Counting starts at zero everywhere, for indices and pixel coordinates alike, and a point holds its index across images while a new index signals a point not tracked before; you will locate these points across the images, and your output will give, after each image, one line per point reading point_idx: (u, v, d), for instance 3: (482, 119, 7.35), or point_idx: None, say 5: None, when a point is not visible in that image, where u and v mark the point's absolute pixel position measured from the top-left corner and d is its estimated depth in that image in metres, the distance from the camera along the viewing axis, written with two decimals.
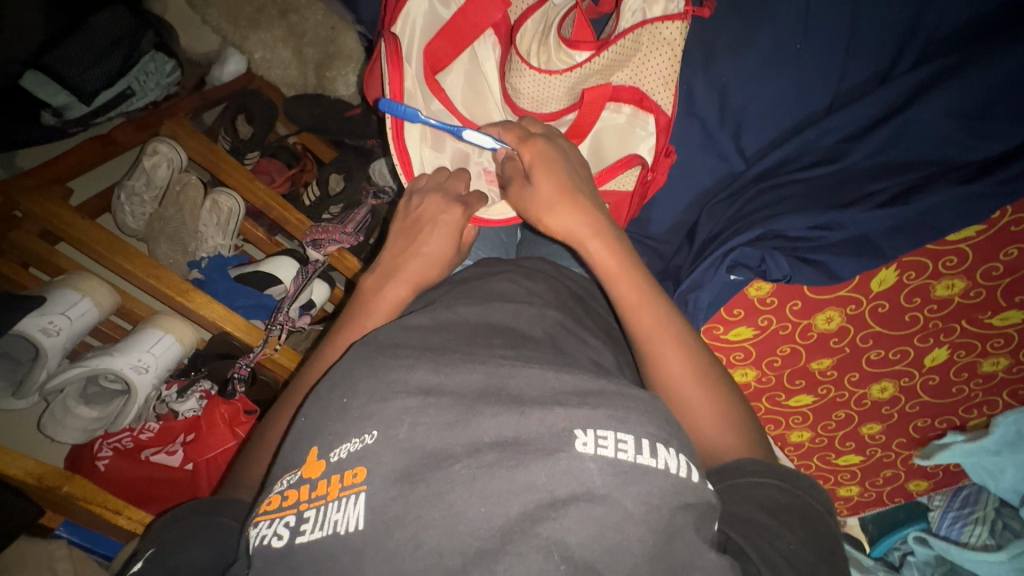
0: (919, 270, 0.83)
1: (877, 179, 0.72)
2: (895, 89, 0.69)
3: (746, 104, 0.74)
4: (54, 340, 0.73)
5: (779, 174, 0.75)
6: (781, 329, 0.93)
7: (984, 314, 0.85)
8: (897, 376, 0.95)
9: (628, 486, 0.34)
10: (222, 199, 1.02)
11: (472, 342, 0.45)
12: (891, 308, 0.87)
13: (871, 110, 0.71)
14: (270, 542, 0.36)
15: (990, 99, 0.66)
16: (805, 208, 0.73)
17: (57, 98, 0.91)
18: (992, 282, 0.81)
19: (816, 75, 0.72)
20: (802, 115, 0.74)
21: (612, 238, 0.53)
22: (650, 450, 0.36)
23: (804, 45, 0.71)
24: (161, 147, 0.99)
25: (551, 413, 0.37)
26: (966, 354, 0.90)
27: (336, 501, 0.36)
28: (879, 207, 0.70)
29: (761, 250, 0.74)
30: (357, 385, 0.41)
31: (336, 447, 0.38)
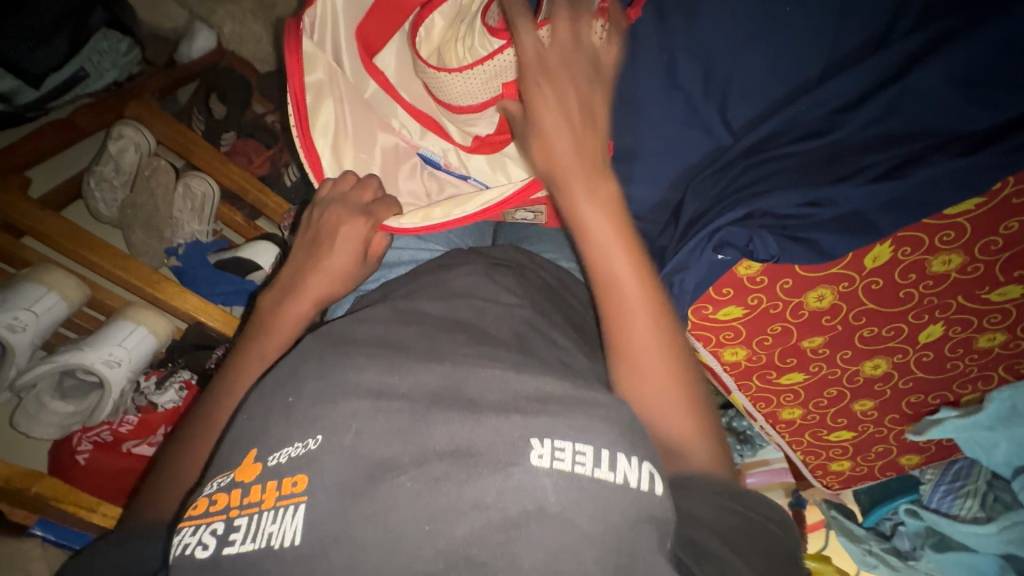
0: (915, 246, 0.79)
1: (870, 151, 0.68)
2: (893, 55, 0.65)
3: (732, 73, 0.69)
4: (21, 336, 0.72)
5: (771, 147, 0.71)
6: (771, 308, 0.91)
7: (982, 289, 0.82)
8: (891, 353, 0.93)
9: (580, 493, 0.33)
10: (195, 182, 0.99)
11: (434, 338, 0.43)
12: (885, 286, 0.84)
13: (866, 77, 0.66)
14: (194, 551, 0.34)
15: (993, 64, 0.62)
16: (793, 184, 0.69)
17: (4, 82, 0.87)
18: (990, 256, 0.78)
19: (808, 40, 0.67)
20: (793, 83, 0.69)
21: (614, 216, 0.50)
22: (609, 461, 0.34)
23: (793, 7, 0.66)
24: (127, 130, 0.95)
25: (510, 422, 0.35)
26: (962, 330, 0.88)
27: (271, 512, 0.34)
28: (873, 181, 0.67)
29: (748, 229, 0.70)
30: (304, 385, 0.39)
31: (275, 451, 0.36)
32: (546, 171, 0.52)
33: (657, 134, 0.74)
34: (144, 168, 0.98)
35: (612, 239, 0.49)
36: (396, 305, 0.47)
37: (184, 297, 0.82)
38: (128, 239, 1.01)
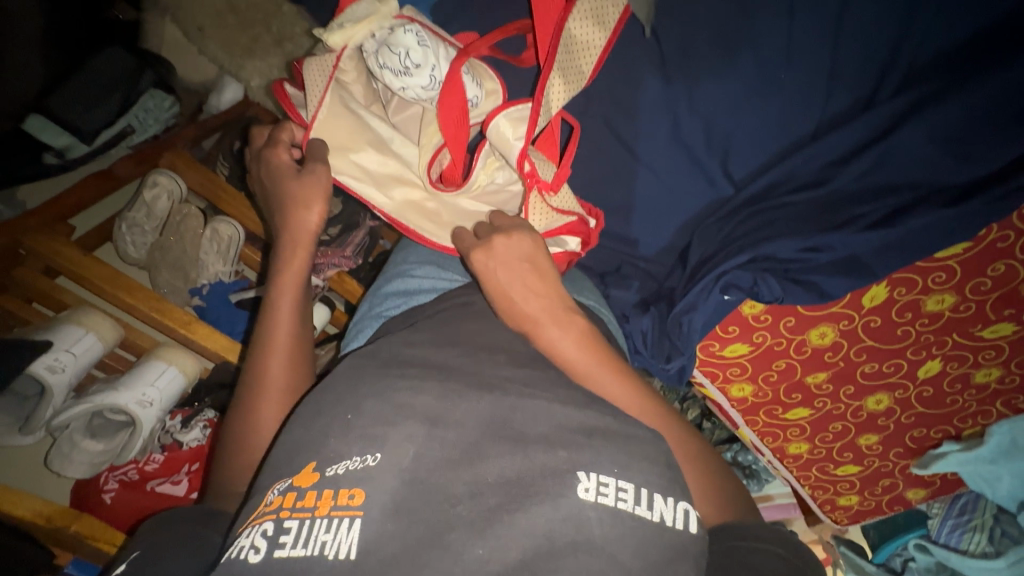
0: (909, 286, 0.85)
1: (863, 201, 0.74)
2: (881, 115, 0.71)
3: (733, 131, 0.75)
4: (60, 377, 0.75)
5: (770, 197, 0.76)
6: (775, 345, 0.94)
7: (974, 327, 0.87)
8: (892, 388, 0.96)
9: (618, 525, 0.39)
10: (222, 227, 1.02)
11: (478, 361, 0.50)
12: (883, 323, 0.88)
13: (856, 135, 0.73)
14: (247, 555, 0.38)
15: (971, 126, 0.68)
16: (792, 231, 0.75)
17: (60, 139, 0.93)
18: (981, 297, 0.83)
19: (803, 102, 0.73)
20: (790, 139, 0.75)
21: (602, 347, 0.56)
22: (648, 501, 0.41)
23: (788, 75, 0.72)
24: (161, 179, 1.00)
25: (553, 456, 0.42)
26: (958, 366, 0.92)
27: (325, 520, 0.38)
28: (865, 230, 0.72)
29: (753, 272, 0.76)
30: (362, 404, 0.44)
31: (335, 463, 0.41)
32: (519, 326, 0.56)
33: (664, 182, 0.79)
34: (175, 213, 1.02)
35: (593, 362, 0.54)
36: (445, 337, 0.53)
37: (213, 339, 0.86)
38: (155, 278, 1.05)
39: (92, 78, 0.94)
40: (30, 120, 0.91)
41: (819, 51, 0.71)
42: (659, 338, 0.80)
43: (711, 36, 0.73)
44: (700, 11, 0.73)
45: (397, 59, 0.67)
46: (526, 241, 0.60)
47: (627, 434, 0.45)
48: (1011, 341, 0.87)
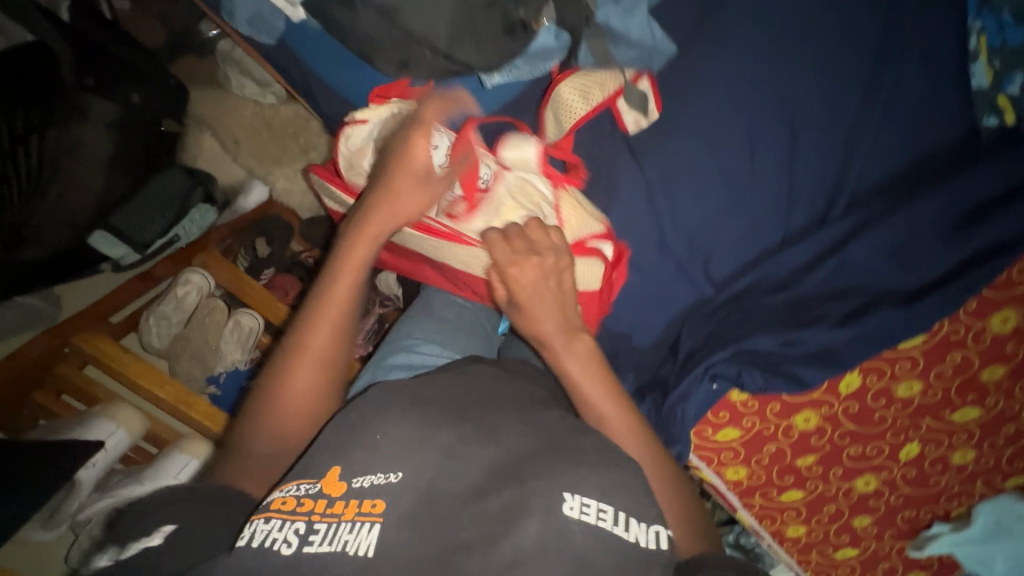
0: (880, 373, 0.94)
1: (829, 301, 0.83)
2: (831, 233, 0.82)
3: (713, 242, 0.85)
4: (90, 472, 0.81)
5: (747, 299, 0.85)
6: (764, 429, 1.01)
7: (945, 412, 0.95)
8: (877, 470, 1.02)
9: (601, 543, 0.43)
10: (245, 318, 1.10)
11: (485, 410, 0.56)
12: (861, 408, 0.97)
13: (815, 246, 0.83)
14: (280, 546, 0.43)
15: (911, 241, 0.79)
16: (771, 327, 0.83)
17: (116, 250, 0.95)
18: (944, 383, 0.94)
19: (769, 219, 0.85)
20: (760, 249, 0.86)
21: (606, 375, 0.67)
22: (625, 523, 0.45)
23: (755, 197, 0.84)
24: (194, 277, 1.08)
25: (552, 478, 0.46)
26: (935, 448, 0.99)
27: (349, 523, 0.44)
28: (837, 326, 0.81)
29: (737, 366, 0.83)
30: (390, 426, 0.51)
31: (360, 475, 0.47)
32: (534, 341, 0.67)
33: (653, 283, 0.87)
34: (204, 308, 1.09)
35: (597, 384, 0.66)
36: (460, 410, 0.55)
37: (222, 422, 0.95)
38: (174, 367, 1.09)
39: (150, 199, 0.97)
40: (94, 236, 0.92)
41: (778, 175, 0.83)
42: (657, 425, 0.86)
43: (688, 164, 0.83)
44: (681, 146, 0.83)
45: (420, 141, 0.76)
46: (544, 261, 0.67)
47: (626, 467, 0.50)
48: (980, 423, 0.96)
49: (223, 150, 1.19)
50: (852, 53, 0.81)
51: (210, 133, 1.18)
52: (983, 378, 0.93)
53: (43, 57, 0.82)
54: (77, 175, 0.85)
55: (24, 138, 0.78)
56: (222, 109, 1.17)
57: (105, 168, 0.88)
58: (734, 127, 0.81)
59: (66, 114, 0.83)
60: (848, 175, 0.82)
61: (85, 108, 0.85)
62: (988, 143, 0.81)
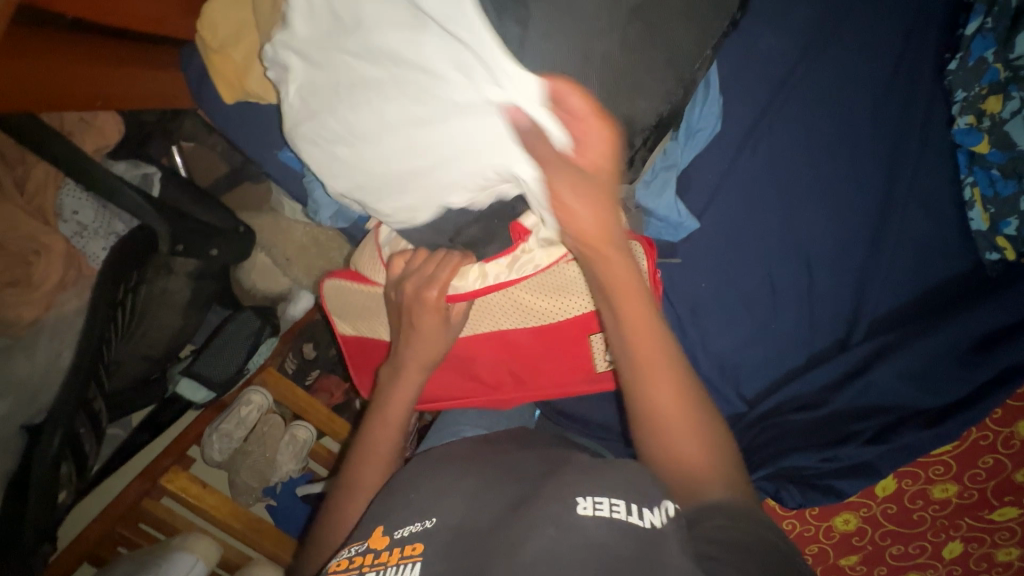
0: (915, 478, 0.91)
1: (859, 419, 0.88)
2: (857, 354, 0.89)
3: (741, 367, 0.94)
4: None
5: (775, 417, 0.92)
6: (805, 531, 0.99)
7: (984, 512, 0.94)
8: (921, 567, 1.02)
9: (614, 527, 0.55)
10: (300, 432, 1.20)
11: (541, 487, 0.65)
12: (899, 511, 0.94)
13: (837, 369, 0.90)
14: None
15: (928, 368, 0.86)
16: (806, 448, 0.88)
17: (199, 394, 1.07)
18: (980, 485, 0.91)
19: (793, 344, 0.93)
20: (785, 370, 0.94)
21: (645, 299, 0.64)
22: (636, 511, 0.57)
23: (777, 323, 0.92)
24: (255, 396, 1.19)
25: (567, 487, 0.61)
26: (979, 546, 0.99)
27: (394, 566, 0.60)
28: (868, 444, 0.85)
29: (776, 483, 0.88)
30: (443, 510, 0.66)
31: (399, 529, 0.66)
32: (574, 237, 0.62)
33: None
34: (261, 425, 1.19)
35: (637, 301, 0.63)
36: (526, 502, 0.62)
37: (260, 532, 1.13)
38: (234, 476, 1.19)
39: (221, 342, 1.09)
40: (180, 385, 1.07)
41: (799, 307, 0.92)
42: None
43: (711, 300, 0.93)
44: (704, 284, 0.93)
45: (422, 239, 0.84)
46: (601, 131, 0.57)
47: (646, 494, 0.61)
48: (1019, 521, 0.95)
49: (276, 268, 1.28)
50: (858, 206, 0.91)
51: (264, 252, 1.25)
52: (1019, 480, 0.90)
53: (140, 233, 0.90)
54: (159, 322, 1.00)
55: (121, 300, 0.90)
56: (276, 232, 1.23)
57: (184, 312, 1.04)
58: (751, 270, 0.92)
59: (157, 274, 0.98)
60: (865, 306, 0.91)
61: (171, 265, 0.99)
62: (993, 278, 0.89)
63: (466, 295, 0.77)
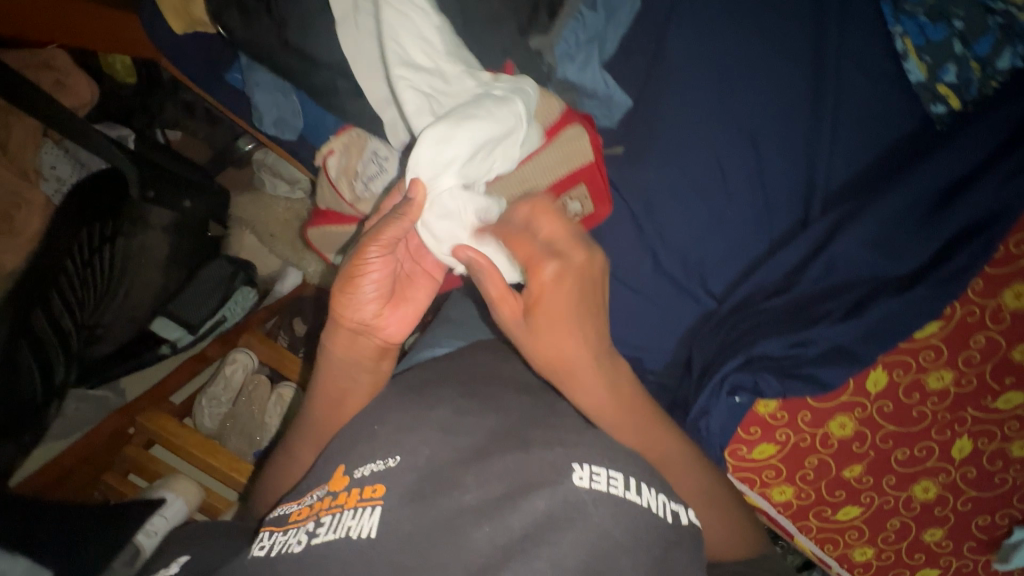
0: (906, 367, 0.91)
1: (825, 299, 0.83)
2: (815, 232, 0.82)
3: (703, 258, 0.87)
4: (153, 542, 0.79)
5: (748, 307, 0.86)
6: (800, 441, 0.97)
7: (986, 399, 0.91)
8: (933, 473, 0.97)
9: (605, 504, 0.55)
10: (285, 391, 1.15)
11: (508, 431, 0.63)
12: (896, 406, 0.93)
13: (801, 248, 0.83)
14: (293, 543, 0.55)
15: (889, 233, 0.79)
16: (774, 331, 0.84)
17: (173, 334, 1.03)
18: (977, 368, 0.90)
19: (750, 228, 0.85)
20: (749, 258, 0.86)
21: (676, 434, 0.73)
22: (633, 488, 0.57)
23: (731, 207, 0.84)
24: (239, 356, 1.16)
25: (550, 453, 0.59)
26: (990, 441, 0.94)
27: (353, 509, 0.56)
28: (842, 321, 0.81)
29: (752, 373, 0.84)
30: (385, 420, 0.65)
31: (360, 468, 0.60)
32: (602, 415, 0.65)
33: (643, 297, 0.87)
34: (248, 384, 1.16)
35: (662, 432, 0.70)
36: (515, 456, 0.58)
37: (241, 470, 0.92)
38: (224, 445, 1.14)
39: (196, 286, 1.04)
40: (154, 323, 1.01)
41: (751, 192, 0.84)
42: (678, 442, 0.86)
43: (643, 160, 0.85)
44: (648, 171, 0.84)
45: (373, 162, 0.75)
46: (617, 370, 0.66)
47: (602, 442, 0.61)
48: None
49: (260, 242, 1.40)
50: (786, 69, 0.80)
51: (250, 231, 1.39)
52: (1017, 359, 0.88)
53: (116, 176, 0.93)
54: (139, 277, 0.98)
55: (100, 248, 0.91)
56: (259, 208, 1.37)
57: (164, 270, 1.01)
58: (697, 148, 0.82)
59: (134, 229, 0.96)
60: (817, 176, 0.83)
61: (147, 218, 0.97)
62: (943, 129, 0.79)
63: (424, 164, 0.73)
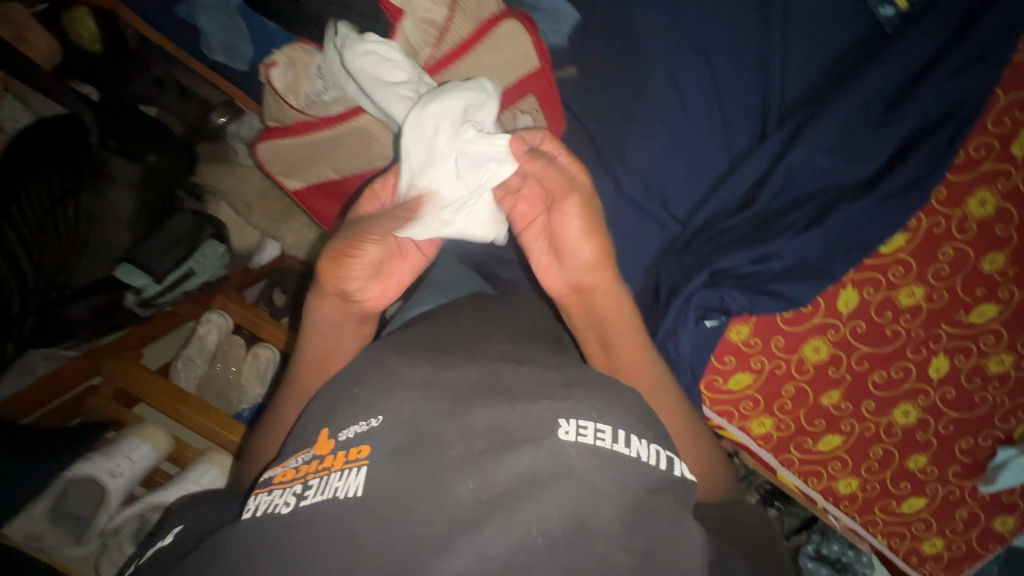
0: (876, 285, 0.91)
1: (789, 212, 0.83)
2: (773, 143, 0.82)
3: (665, 180, 0.87)
4: (118, 481, 0.81)
5: (714, 226, 0.85)
6: (776, 369, 0.97)
7: (960, 313, 0.91)
8: (912, 396, 0.96)
9: (597, 458, 0.43)
10: (262, 351, 1.16)
11: (474, 340, 0.57)
12: (868, 326, 0.93)
13: (760, 163, 0.83)
14: (278, 508, 0.41)
15: (846, 137, 0.80)
16: (737, 246, 0.84)
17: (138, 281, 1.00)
18: (946, 282, 0.90)
19: (711, 148, 0.85)
20: (711, 178, 0.86)
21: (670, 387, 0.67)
22: (625, 440, 0.45)
23: (690, 128, 0.85)
24: (214, 316, 1.17)
25: (539, 405, 0.46)
26: (967, 359, 0.93)
27: (340, 471, 0.42)
28: (804, 232, 0.81)
29: (718, 291, 0.84)
30: (366, 377, 0.49)
31: (346, 428, 0.45)
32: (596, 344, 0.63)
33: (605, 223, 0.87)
34: (223, 345, 1.16)
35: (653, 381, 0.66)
36: (504, 408, 0.45)
37: (207, 415, 0.93)
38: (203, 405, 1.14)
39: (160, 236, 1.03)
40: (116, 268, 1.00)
41: (707, 107, 0.84)
42: None
43: (600, 86, 0.87)
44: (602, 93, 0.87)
45: (315, 76, 0.69)
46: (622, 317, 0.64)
47: (599, 377, 0.51)
48: (1001, 321, 0.91)
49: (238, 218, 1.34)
50: None
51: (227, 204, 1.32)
52: (986, 269, 0.89)
53: (71, 122, 0.89)
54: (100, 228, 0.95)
55: (61, 199, 0.88)
56: (235, 180, 1.28)
57: (131, 225, 0.99)
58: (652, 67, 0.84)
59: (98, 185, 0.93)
60: (773, 88, 0.83)
61: (109, 171, 0.94)
62: (892, 34, 0.80)
63: None
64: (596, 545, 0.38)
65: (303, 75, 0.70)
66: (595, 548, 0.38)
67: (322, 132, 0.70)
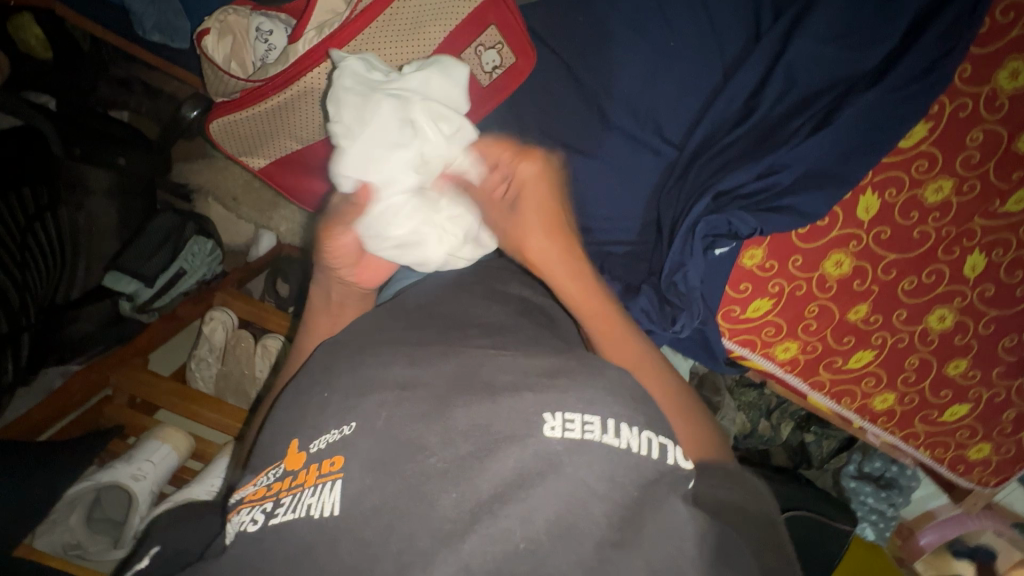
0: (899, 185, 0.84)
1: (795, 117, 0.75)
2: (770, 44, 0.75)
3: (654, 103, 0.79)
4: (142, 483, 0.82)
5: (712, 146, 0.78)
6: (797, 290, 0.91)
7: (994, 205, 0.83)
8: (948, 299, 0.89)
9: (588, 456, 0.36)
10: (270, 340, 1.11)
11: (456, 307, 0.52)
12: (895, 232, 0.86)
13: (758, 67, 0.75)
14: (247, 526, 0.38)
15: (847, 21, 0.73)
16: (740, 163, 0.76)
17: (129, 286, 0.99)
18: (977, 170, 0.82)
19: (702, 60, 0.78)
20: (707, 92, 0.79)
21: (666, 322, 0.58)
22: (614, 429, 0.38)
23: (677, 42, 0.77)
24: (218, 314, 1.13)
25: (520, 397, 0.39)
26: (1006, 252, 0.86)
27: (313, 487, 0.37)
28: (812, 135, 0.73)
29: (725, 215, 0.76)
30: (335, 382, 0.43)
31: (315, 440, 0.40)
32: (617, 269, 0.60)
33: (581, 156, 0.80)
34: (231, 340, 1.12)
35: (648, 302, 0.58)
36: (482, 404, 0.39)
37: (221, 411, 0.92)
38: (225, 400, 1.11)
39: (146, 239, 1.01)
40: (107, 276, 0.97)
41: (692, 14, 0.77)
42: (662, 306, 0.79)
43: (576, 7, 0.80)
44: (570, 16, 0.81)
45: (260, 45, 0.74)
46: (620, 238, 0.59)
47: (590, 366, 0.43)
48: None
49: (229, 214, 1.29)
50: None
51: (215, 201, 1.26)
52: (1021, 149, 0.80)
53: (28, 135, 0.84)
54: (85, 243, 0.94)
55: (38, 215, 0.83)
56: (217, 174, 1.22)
57: (115, 236, 0.99)
58: None
59: (73, 198, 0.90)
60: None
61: (85, 181, 0.92)
62: None
63: (301, 30, 0.69)
64: (584, 550, 0.33)
65: (247, 49, 0.75)
66: (581, 551, 0.33)
67: (271, 98, 0.68)
